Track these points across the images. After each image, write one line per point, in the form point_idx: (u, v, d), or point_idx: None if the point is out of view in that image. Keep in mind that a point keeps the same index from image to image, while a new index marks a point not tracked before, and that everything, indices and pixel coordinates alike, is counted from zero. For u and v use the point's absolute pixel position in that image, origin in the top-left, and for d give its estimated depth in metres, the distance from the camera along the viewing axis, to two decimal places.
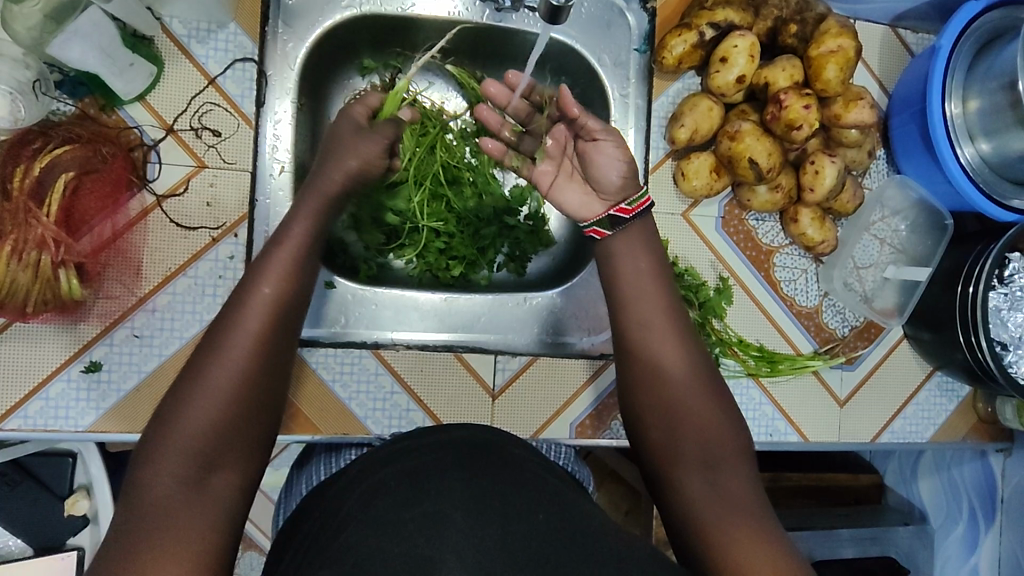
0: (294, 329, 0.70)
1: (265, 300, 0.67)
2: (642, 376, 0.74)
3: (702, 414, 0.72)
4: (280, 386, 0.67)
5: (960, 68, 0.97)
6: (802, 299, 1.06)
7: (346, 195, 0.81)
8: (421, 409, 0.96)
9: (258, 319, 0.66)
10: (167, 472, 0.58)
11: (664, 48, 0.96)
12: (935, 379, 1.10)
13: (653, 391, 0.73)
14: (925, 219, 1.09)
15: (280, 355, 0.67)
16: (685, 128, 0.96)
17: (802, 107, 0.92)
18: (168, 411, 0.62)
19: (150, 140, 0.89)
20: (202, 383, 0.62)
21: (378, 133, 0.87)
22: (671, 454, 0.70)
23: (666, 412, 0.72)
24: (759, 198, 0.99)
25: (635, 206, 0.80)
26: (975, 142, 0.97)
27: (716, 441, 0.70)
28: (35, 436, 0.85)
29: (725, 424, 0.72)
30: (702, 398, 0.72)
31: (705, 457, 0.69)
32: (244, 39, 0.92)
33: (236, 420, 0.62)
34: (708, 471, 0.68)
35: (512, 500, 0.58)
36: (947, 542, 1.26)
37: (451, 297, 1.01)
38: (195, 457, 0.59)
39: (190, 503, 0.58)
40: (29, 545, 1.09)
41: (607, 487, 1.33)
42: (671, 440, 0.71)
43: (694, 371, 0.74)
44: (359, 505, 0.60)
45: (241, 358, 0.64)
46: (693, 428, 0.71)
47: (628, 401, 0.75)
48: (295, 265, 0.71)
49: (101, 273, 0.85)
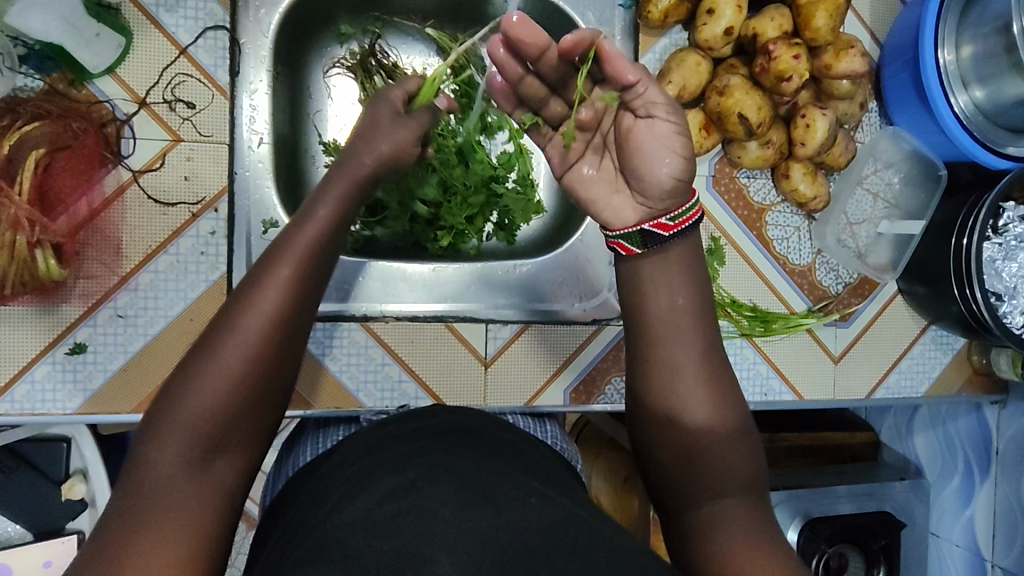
0: (315, 303, 0.68)
1: (283, 281, 0.65)
2: (646, 379, 0.68)
3: (713, 418, 0.66)
4: (291, 361, 0.66)
5: (955, 11, 0.94)
6: (795, 257, 1.05)
7: (377, 181, 0.79)
8: (414, 380, 0.95)
9: (273, 295, 0.64)
10: (171, 452, 0.58)
11: (649, 2, 0.93)
12: (929, 333, 1.10)
13: (658, 389, 0.67)
14: (919, 171, 1.07)
15: (296, 336, 0.65)
16: (674, 84, 0.93)
17: (791, 57, 0.88)
18: (161, 395, 0.61)
19: (123, 115, 0.86)
20: (212, 360, 0.61)
21: (415, 119, 0.82)
22: (684, 464, 0.65)
23: (674, 419, 0.66)
24: (749, 154, 0.97)
25: (677, 223, 0.71)
26: (968, 90, 0.95)
27: (732, 458, 0.65)
28: (24, 421, 0.83)
29: (741, 433, 0.67)
30: (722, 419, 0.66)
31: (717, 465, 0.64)
32: (215, 7, 0.88)
33: (245, 399, 0.61)
34: (718, 483, 0.64)
35: (499, 491, 0.57)
36: (944, 494, 1.28)
37: (439, 266, 0.99)
38: (186, 436, 0.58)
39: (184, 485, 0.57)
40: (29, 530, 1.09)
41: (604, 455, 1.37)
42: (685, 449, 0.65)
43: (704, 367, 0.67)
44: (350, 494, 0.59)
45: (252, 339, 0.62)
46: (704, 434, 0.65)
47: (633, 404, 0.70)
48: (310, 242, 0.68)
49: (80, 252, 0.84)
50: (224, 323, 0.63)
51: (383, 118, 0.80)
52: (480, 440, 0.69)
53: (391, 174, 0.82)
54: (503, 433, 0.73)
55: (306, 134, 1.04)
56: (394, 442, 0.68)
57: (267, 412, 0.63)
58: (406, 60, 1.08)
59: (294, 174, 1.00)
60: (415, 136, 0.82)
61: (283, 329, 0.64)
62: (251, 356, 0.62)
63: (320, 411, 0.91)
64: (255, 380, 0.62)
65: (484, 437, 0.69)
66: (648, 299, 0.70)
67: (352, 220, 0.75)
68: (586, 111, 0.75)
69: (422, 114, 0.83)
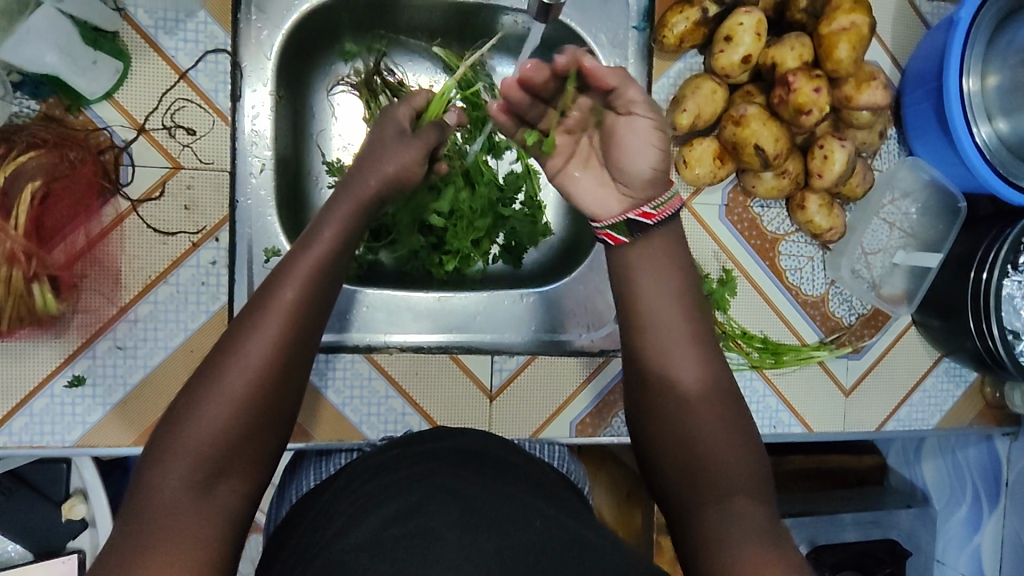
0: (313, 349, 0.65)
1: (274, 330, 0.62)
2: (647, 400, 0.67)
3: (717, 431, 0.64)
4: (292, 409, 0.64)
5: (980, 41, 0.91)
6: (808, 288, 1.03)
7: (381, 201, 0.77)
8: (417, 412, 0.94)
9: (274, 324, 0.62)
10: (174, 476, 0.57)
11: (664, 27, 0.90)
12: (943, 365, 1.07)
13: (659, 401, 0.66)
14: (937, 201, 1.05)
15: (296, 384, 0.63)
16: (688, 112, 0.91)
17: (811, 90, 0.86)
18: (156, 446, 0.59)
19: (121, 141, 0.83)
20: (218, 389, 0.59)
21: (420, 137, 0.80)
22: (688, 479, 0.63)
23: (676, 428, 0.64)
24: (764, 183, 0.94)
25: (660, 211, 0.68)
26: (992, 121, 0.92)
27: (736, 463, 0.63)
28: (21, 453, 0.82)
29: (744, 436, 0.65)
30: (724, 424, 0.64)
31: (722, 472, 0.62)
32: (215, 29, 0.86)
33: (248, 425, 0.60)
34: (726, 495, 0.61)
35: (502, 530, 0.56)
36: (951, 521, 1.27)
37: (444, 295, 0.97)
38: (182, 487, 0.56)
39: (187, 512, 0.56)
40: (29, 550, 1.08)
41: (606, 469, 1.30)
42: (688, 458, 0.63)
43: (705, 382, 0.66)
44: (353, 515, 0.59)
45: (251, 370, 0.60)
46: (708, 446, 0.63)
47: (636, 426, 0.68)
48: (314, 273, 0.66)
49: (78, 284, 0.82)
50: (223, 360, 0.61)
51: (387, 137, 0.78)
52: (486, 464, 0.68)
53: (396, 195, 0.80)
54: (509, 455, 0.71)
55: (309, 155, 1.01)
56: (398, 463, 0.67)
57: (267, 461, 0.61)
58: (412, 78, 1.05)
59: (296, 198, 0.98)
60: (421, 155, 0.79)
61: (285, 362, 0.62)
62: (252, 383, 0.60)
63: (320, 443, 0.90)
64: (255, 436, 0.60)
65: (487, 463, 0.68)
66: (651, 325, 0.67)
67: (354, 247, 0.73)
68: (573, 113, 0.72)
69: (427, 132, 0.81)
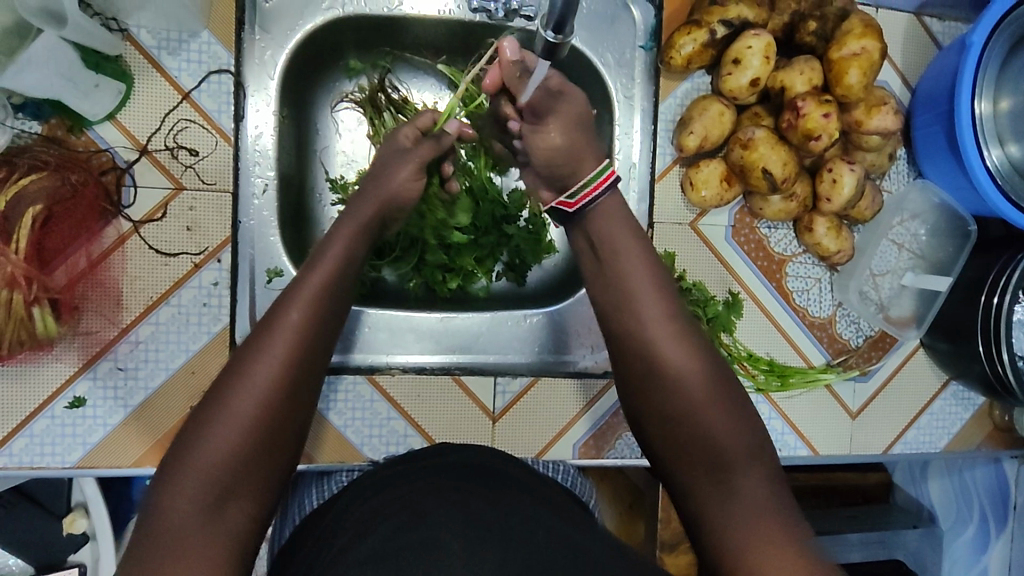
0: (316, 379, 0.65)
1: (277, 361, 0.62)
2: (646, 387, 0.71)
3: (723, 430, 0.67)
4: (294, 445, 0.63)
5: (993, 63, 0.90)
6: (815, 309, 1.01)
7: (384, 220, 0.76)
8: (419, 433, 0.93)
9: (282, 355, 0.62)
10: (182, 499, 0.56)
11: (672, 48, 0.89)
12: (951, 388, 1.06)
13: (658, 388, 0.70)
14: (947, 222, 1.03)
15: (298, 416, 0.62)
16: (694, 135, 0.90)
17: (821, 115, 0.85)
18: (161, 478, 0.58)
19: (123, 162, 0.83)
20: (223, 414, 0.59)
21: None
22: (686, 459, 0.67)
23: (674, 411, 0.69)
24: (771, 207, 0.93)
25: (576, 200, 0.77)
26: (1004, 145, 0.91)
27: (731, 441, 0.67)
28: (21, 474, 0.82)
29: (739, 414, 0.69)
30: (718, 405, 0.68)
31: (717, 451, 0.66)
32: (218, 49, 0.85)
33: (255, 444, 0.59)
34: (725, 479, 0.65)
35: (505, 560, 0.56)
36: (959, 544, 1.25)
37: (447, 316, 0.96)
38: (184, 519, 0.56)
39: (195, 535, 0.55)
40: (31, 563, 1.08)
41: (609, 481, 1.27)
42: (686, 439, 0.68)
43: (699, 365, 0.70)
44: (356, 539, 0.59)
45: (256, 404, 0.60)
46: (717, 450, 0.66)
47: (638, 409, 0.72)
48: (325, 299, 0.67)
49: (78, 306, 0.81)
50: (226, 389, 0.61)
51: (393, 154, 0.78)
52: (490, 484, 0.67)
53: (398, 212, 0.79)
54: (513, 474, 0.71)
55: (312, 171, 1.00)
56: (404, 478, 0.68)
57: (270, 491, 0.60)
58: (417, 95, 1.05)
59: (300, 217, 0.97)
60: None
61: (287, 389, 0.62)
62: (264, 404, 0.60)
63: (321, 465, 0.90)
64: (259, 469, 0.59)
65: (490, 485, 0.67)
66: (656, 347, 0.70)
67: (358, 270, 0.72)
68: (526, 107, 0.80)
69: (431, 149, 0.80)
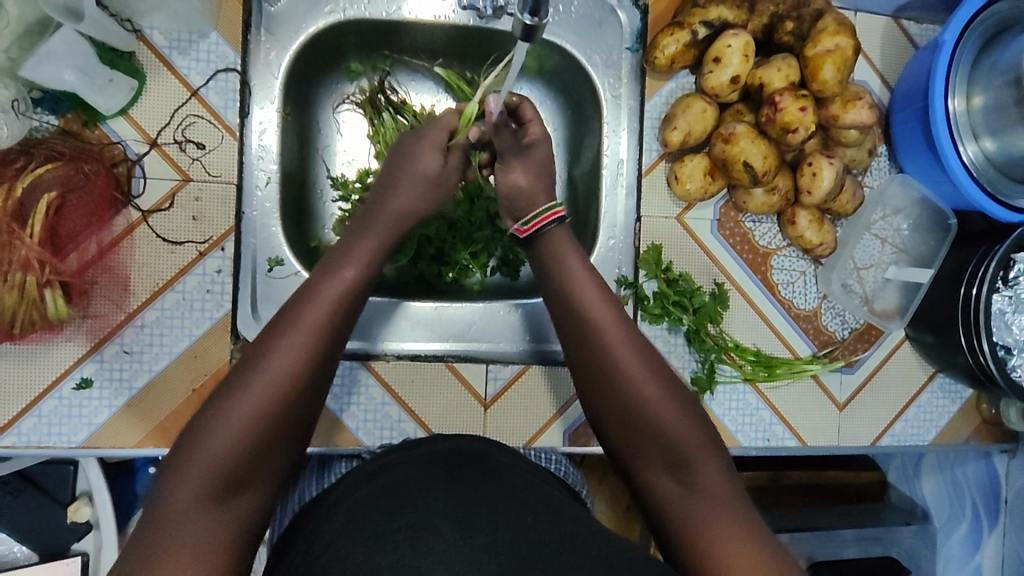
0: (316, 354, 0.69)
1: (277, 335, 0.65)
2: (605, 384, 0.72)
3: (675, 423, 0.70)
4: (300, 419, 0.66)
5: (965, 61, 0.93)
6: (800, 301, 1.04)
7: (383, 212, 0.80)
8: (413, 419, 0.96)
9: (283, 329, 0.66)
10: (187, 487, 0.58)
11: (656, 48, 0.93)
12: (938, 380, 1.08)
13: (614, 392, 0.72)
14: (927, 219, 1.07)
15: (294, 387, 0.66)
16: (678, 130, 0.94)
17: (798, 109, 0.89)
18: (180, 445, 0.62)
19: (134, 155, 0.88)
20: (232, 395, 0.62)
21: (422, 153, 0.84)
22: (643, 455, 0.70)
23: (630, 412, 0.71)
24: (755, 199, 0.96)
25: (528, 227, 0.84)
26: (978, 141, 0.94)
27: (685, 434, 0.69)
28: (29, 453, 0.85)
29: (688, 407, 0.72)
30: (671, 403, 0.71)
31: (673, 445, 0.69)
32: (226, 50, 0.90)
33: (266, 428, 0.62)
34: (683, 471, 0.68)
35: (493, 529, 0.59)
36: (951, 542, 1.26)
37: (441, 305, 1.00)
38: (200, 475, 0.59)
39: (198, 521, 0.57)
40: (35, 552, 1.11)
41: (607, 482, 1.28)
42: (643, 438, 0.70)
43: (646, 364, 0.73)
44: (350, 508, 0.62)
45: (261, 376, 0.63)
46: (672, 445, 0.69)
47: (595, 412, 0.74)
48: (323, 280, 0.71)
49: (88, 290, 0.85)
50: (236, 381, 0.64)
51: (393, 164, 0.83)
52: (481, 463, 0.70)
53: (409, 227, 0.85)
54: (503, 454, 0.74)
55: (314, 168, 1.05)
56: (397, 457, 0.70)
57: (271, 458, 0.63)
58: (415, 97, 1.09)
59: (301, 211, 1.01)
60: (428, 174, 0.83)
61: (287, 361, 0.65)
62: (274, 397, 0.63)
63: (320, 449, 0.92)
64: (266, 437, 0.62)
65: (479, 461, 0.70)
66: (606, 346, 0.73)
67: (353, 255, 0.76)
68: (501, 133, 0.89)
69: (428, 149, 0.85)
